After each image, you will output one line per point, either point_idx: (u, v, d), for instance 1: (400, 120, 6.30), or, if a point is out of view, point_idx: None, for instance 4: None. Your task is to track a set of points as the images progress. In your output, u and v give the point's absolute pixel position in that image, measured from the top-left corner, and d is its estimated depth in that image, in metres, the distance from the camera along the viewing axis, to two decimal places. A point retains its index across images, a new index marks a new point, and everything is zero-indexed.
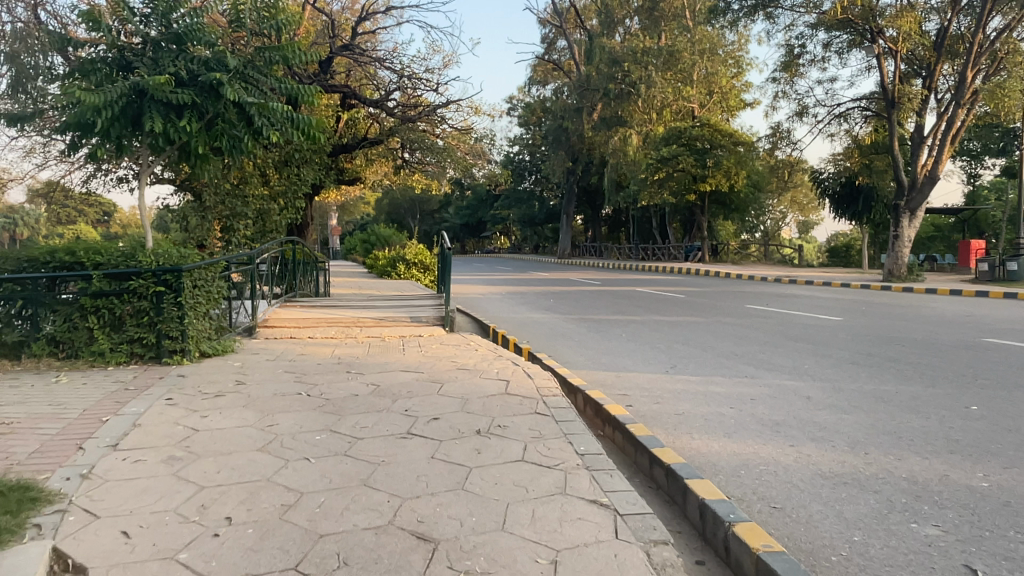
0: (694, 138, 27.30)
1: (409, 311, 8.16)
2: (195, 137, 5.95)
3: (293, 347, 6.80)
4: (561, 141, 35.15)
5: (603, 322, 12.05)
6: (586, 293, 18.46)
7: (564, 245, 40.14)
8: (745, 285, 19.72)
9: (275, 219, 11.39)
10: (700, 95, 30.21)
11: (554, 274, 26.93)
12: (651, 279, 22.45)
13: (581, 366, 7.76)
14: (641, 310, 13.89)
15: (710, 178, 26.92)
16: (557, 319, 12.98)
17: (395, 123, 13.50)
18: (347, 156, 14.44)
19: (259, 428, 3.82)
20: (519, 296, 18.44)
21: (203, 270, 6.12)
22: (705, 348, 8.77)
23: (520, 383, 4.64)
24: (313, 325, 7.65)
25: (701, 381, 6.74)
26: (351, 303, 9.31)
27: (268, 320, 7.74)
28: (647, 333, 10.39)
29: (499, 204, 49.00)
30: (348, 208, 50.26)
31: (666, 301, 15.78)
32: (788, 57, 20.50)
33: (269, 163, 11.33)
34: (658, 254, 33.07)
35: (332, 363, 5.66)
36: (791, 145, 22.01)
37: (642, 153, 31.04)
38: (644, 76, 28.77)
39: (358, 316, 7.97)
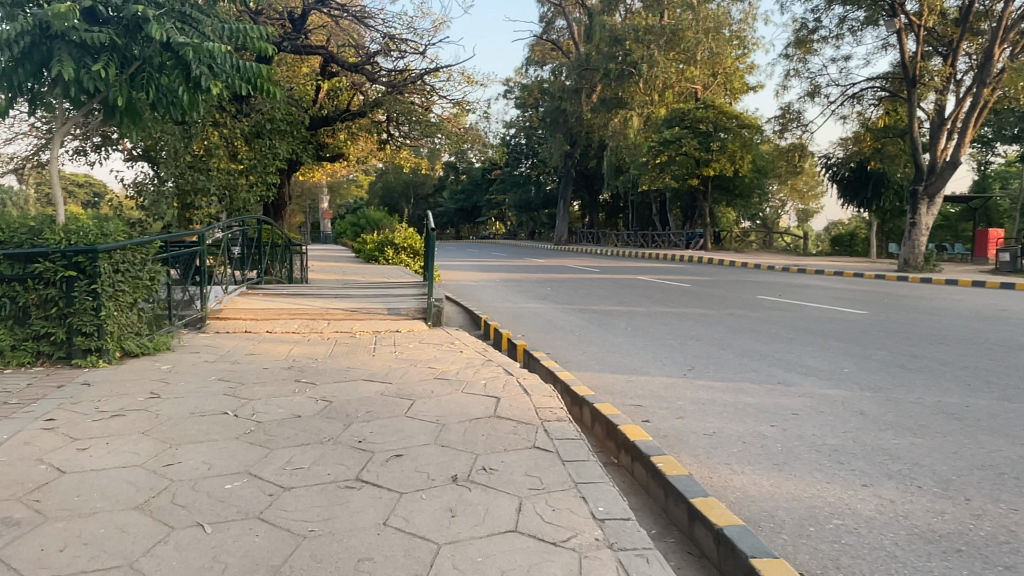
0: (698, 120, 26.20)
1: (388, 302, 7.08)
2: (114, 88, 4.81)
3: (245, 344, 5.73)
4: (559, 123, 33.94)
5: (605, 314, 11.02)
6: (584, 281, 17.43)
7: (561, 230, 39.09)
8: (752, 274, 18.71)
9: (243, 194, 10.34)
10: (703, 76, 29.05)
11: (551, 261, 25.93)
12: (652, 267, 21.44)
13: (585, 367, 6.73)
14: (646, 300, 12.88)
15: (714, 162, 25.88)
16: (555, 310, 11.93)
17: (380, 94, 12.32)
18: (328, 130, 13.33)
19: (149, 469, 2.75)
20: (514, 283, 17.38)
21: (129, 252, 4.96)
22: (724, 346, 7.74)
23: (513, 400, 3.58)
24: (274, 317, 6.57)
25: (729, 388, 5.71)
26: (324, 291, 8.25)
27: (222, 311, 6.65)
28: (656, 327, 9.37)
29: (494, 189, 47.86)
30: (339, 191, 49.12)
31: (670, 290, 14.76)
32: (801, 32, 19.40)
33: (236, 133, 10.23)
34: (658, 241, 32.07)
35: (282, 367, 4.60)
36: (802, 127, 20.94)
37: (642, 136, 29.94)
38: (646, 56, 27.66)
39: (329, 306, 6.89)
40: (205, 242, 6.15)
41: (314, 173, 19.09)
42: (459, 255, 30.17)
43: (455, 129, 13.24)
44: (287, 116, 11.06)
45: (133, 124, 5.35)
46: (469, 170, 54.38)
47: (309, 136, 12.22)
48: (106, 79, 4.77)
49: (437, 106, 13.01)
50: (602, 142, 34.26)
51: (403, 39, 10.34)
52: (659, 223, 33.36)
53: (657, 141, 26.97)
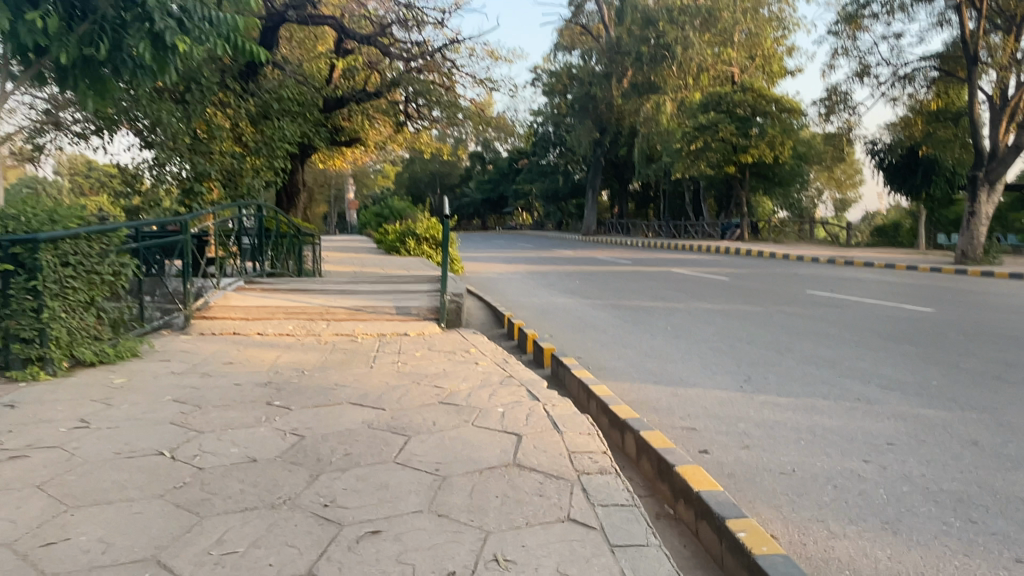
0: (736, 104, 25.03)
1: (397, 298, 6.25)
2: (58, 44, 3.99)
3: (228, 350, 4.92)
4: (588, 110, 32.87)
5: (641, 311, 10.09)
6: (615, 274, 16.48)
7: (590, 221, 38.06)
8: (795, 266, 17.59)
9: (248, 178, 9.58)
10: (741, 59, 27.79)
11: (580, 252, 24.98)
12: (687, 259, 20.39)
13: (624, 375, 5.84)
14: (684, 295, 11.92)
15: (752, 149, 24.69)
16: (586, 306, 11.04)
17: (396, 72, 11.48)
18: (344, 113, 12.54)
19: (19, 555, 1.92)
20: (541, 276, 16.51)
21: (83, 242, 4.15)
22: (781, 351, 6.79)
23: (540, 440, 2.68)
24: (268, 316, 5.78)
25: (799, 409, 4.76)
26: (330, 284, 7.44)
27: (211, 310, 5.86)
28: (698, 327, 8.43)
29: (521, 179, 46.91)
30: (365, 181, 48.64)
31: (709, 284, 13.77)
32: (851, 7, 18.14)
33: (241, 113, 9.50)
34: (691, 231, 30.94)
35: (256, 381, 3.76)
36: (849, 110, 19.72)
37: (676, 122, 28.82)
38: (680, 37, 26.61)
39: (331, 304, 6.09)
40: (188, 227, 5.40)
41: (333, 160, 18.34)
42: (485, 246, 29.40)
43: (478, 111, 12.37)
44: (299, 95, 10.31)
45: (98, 96, 4.57)
46: (496, 159, 53.50)
47: (323, 120, 11.46)
48: (47, 33, 3.99)
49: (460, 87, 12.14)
50: (634, 129, 33.14)
51: (423, 10, 9.55)
52: (692, 213, 32.19)
53: (691, 127, 25.89)
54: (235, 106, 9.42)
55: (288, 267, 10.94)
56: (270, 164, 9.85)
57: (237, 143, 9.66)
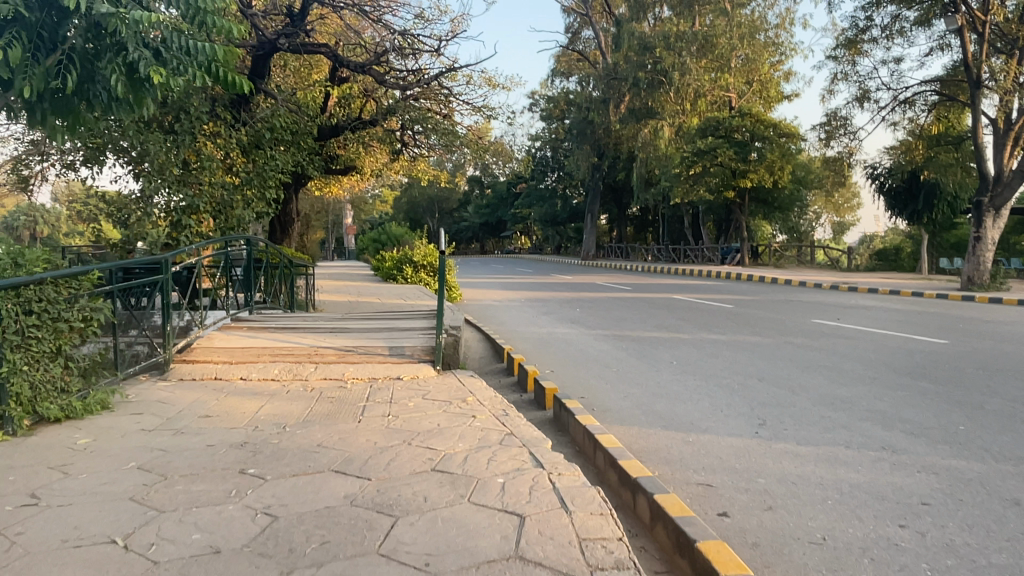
0: (734, 129, 24.90)
1: (390, 336, 5.95)
2: (23, 76, 3.72)
3: (208, 399, 4.60)
4: (586, 135, 32.79)
5: (644, 343, 9.78)
6: (616, 301, 16.19)
7: (588, 245, 37.85)
8: (798, 293, 17.30)
9: (238, 210, 9.31)
10: (738, 84, 27.76)
11: (579, 278, 24.69)
12: (688, 285, 20.12)
13: (630, 418, 5.53)
14: (687, 324, 11.62)
15: (752, 174, 24.53)
16: (587, 337, 10.72)
17: (392, 100, 11.28)
18: (338, 141, 12.32)
19: None
20: (540, 304, 16.21)
21: (48, 287, 3.83)
22: (794, 390, 6.48)
23: (548, 525, 2.36)
24: (253, 359, 5.46)
25: (819, 461, 4.44)
26: (321, 319, 7.12)
27: (193, 353, 5.54)
28: (705, 361, 8.12)
29: (519, 203, 46.78)
30: (362, 207, 48.49)
31: (712, 312, 13.48)
32: (851, 32, 18.04)
33: (232, 143, 9.25)
34: (691, 256, 30.69)
35: (233, 442, 3.44)
36: (849, 135, 19.59)
37: (674, 146, 28.71)
38: (677, 63, 26.60)
39: (320, 344, 5.78)
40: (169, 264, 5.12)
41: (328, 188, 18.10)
42: (483, 272, 29.12)
43: (476, 138, 12.17)
44: (291, 124, 10.08)
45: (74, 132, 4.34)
46: (494, 184, 53.43)
47: (317, 148, 11.27)
48: (10, 65, 3.72)
49: (458, 114, 11.95)
50: (632, 154, 33.02)
51: (418, 37, 9.34)
52: (691, 237, 31.97)
53: (690, 152, 25.75)
54: (225, 136, 9.19)
55: (280, 300, 10.65)
56: (262, 195, 9.61)
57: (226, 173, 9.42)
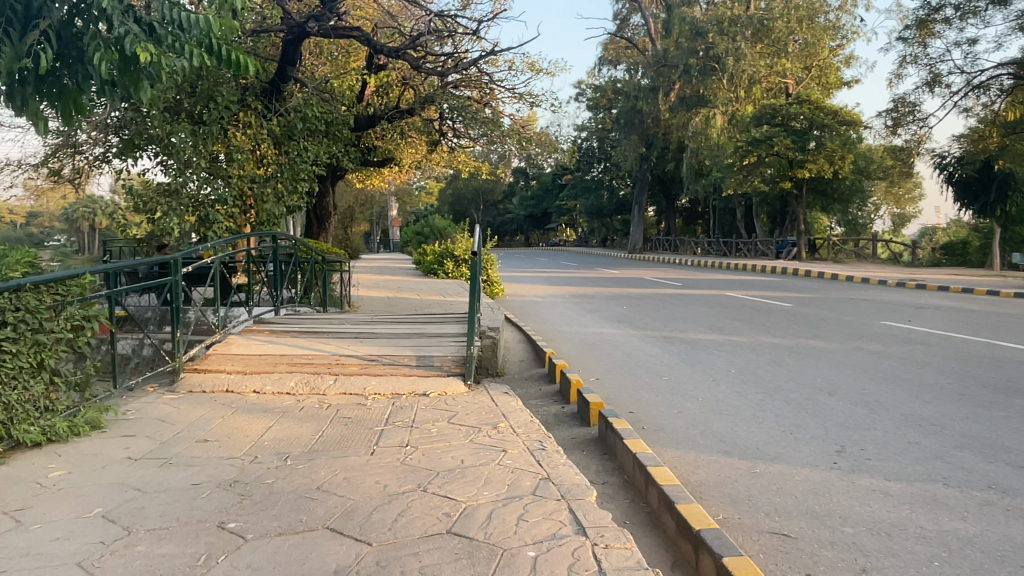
0: (791, 117, 23.77)
1: (419, 344, 5.42)
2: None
3: (214, 416, 4.14)
4: (634, 124, 31.88)
5: (697, 347, 9.09)
6: (666, 298, 15.45)
7: (636, 238, 36.93)
8: (862, 291, 16.25)
9: (268, 205, 8.97)
10: (795, 69, 26.61)
11: (626, 272, 23.94)
12: (742, 280, 19.20)
13: (687, 440, 4.90)
14: (744, 326, 10.86)
15: (810, 164, 23.40)
16: (635, 339, 10.06)
17: (431, 88, 10.76)
18: (376, 132, 11.92)
19: None
20: (586, 300, 15.58)
21: (24, 295, 3.39)
22: (873, 410, 5.74)
23: None
24: (269, 368, 4.99)
25: (916, 504, 3.75)
26: (348, 321, 6.65)
27: (205, 362, 5.10)
28: (766, 371, 7.41)
29: (565, 195, 46.01)
30: (407, 200, 48.47)
31: (770, 312, 12.65)
32: (922, 11, 16.84)
33: (263, 134, 8.89)
34: (743, 250, 29.63)
35: (224, 479, 2.94)
36: (918, 122, 18.39)
37: (726, 135, 27.70)
38: (731, 49, 25.79)
39: (343, 352, 5.29)
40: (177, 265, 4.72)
41: (370, 180, 17.78)
42: (527, 266, 28.57)
43: (519, 129, 11.58)
44: (324, 113, 9.68)
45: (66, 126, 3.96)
46: (539, 176, 52.77)
47: (354, 139, 10.90)
48: None
49: (501, 102, 11.37)
50: (682, 144, 32.06)
51: (455, 19, 8.76)
52: (744, 230, 30.87)
53: (744, 141, 24.75)
54: (256, 126, 8.84)
55: (313, 300, 10.34)
56: (294, 188, 9.22)
57: (257, 165, 9.09)
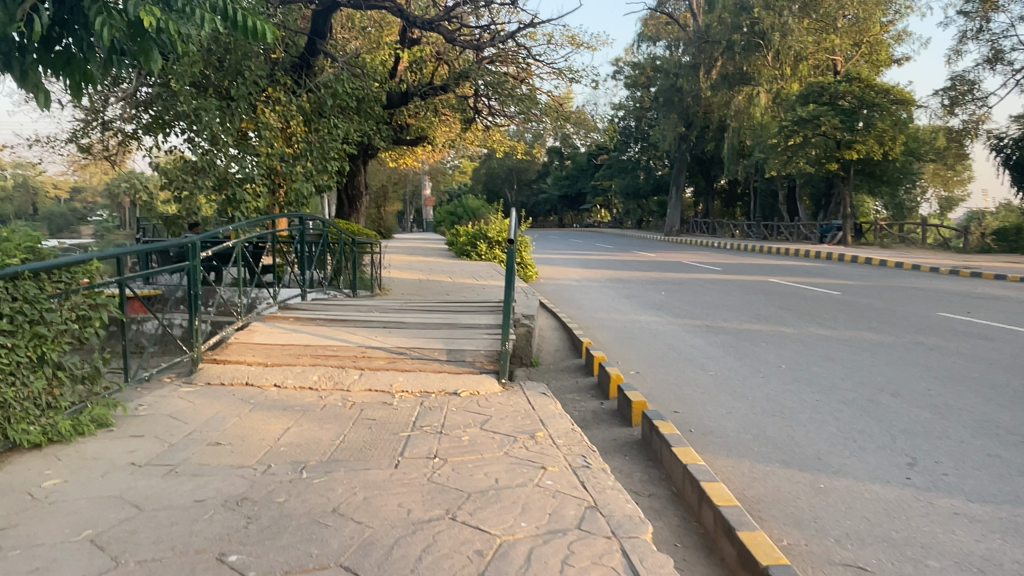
0: (840, 96, 22.83)
1: (450, 336, 5.09)
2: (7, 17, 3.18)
3: (231, 413, 3.86)
4: (673, 102, 31.02)
5: (743, 339, 8.62)
6: (706, 284, 14.92)
7: (672, 220, 36.16)
8: (914, 278, 15.50)
9: (297, 184, 8.68)
10: (845, 46, 25.56)
11: (663, 255, 23.35)
12: (785, 266, 18.51)
13: (739, 448, 4.49)
14: (791, 316, 10.35)
15: (858, 145, 22.48)
16: (676, 328, 9.62)
17: (466, 63, 10.34)
18: (409, 110, 11.58)
19: None
20: (622, 285, 15.13)
21: (22, 284, 3.11)
22: (942, 415, 5.26)
23: None
24: (291, 360, 4.69)
25: (1007, 533, 3.32)
26: (377, 307, 6.34)
27: (225, 352, 4.82)
28: (820, 368, 6.94)
29: (601, 175, 45.28)
30: (441, 179, 48.16)
31: (818, 300, 12.08)
32: None
33: (293, 111, 8.60)
34: (785, 233, 28.74)
35: (231, 495, 2.63)
36: (977, 100, 17.43)
37: (770, 114, 26.79)
38: (778, 24, 24.89)
39: (370, 343, 4.98)
40: (195, 248, 4.54)
41: (403, 159, 17.47)
42: (561, 247, 28.10)
43: (557, 106, 11.13)
44: (354, 89, 9.36)
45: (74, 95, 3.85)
46: (574, 155, 52.03)
47: (385, 117, 10.62)
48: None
49: (538, 79, 10.91)
50: (723, 123, 31.16)
51: None
52: (786, 213, 29.94)
53: (789, 121, 23.88)
54: (284, 103, 8.55)
55: (341, 286, 10.03)
56: (323, 167, 8.91)
57: (285, 144, 8.81)
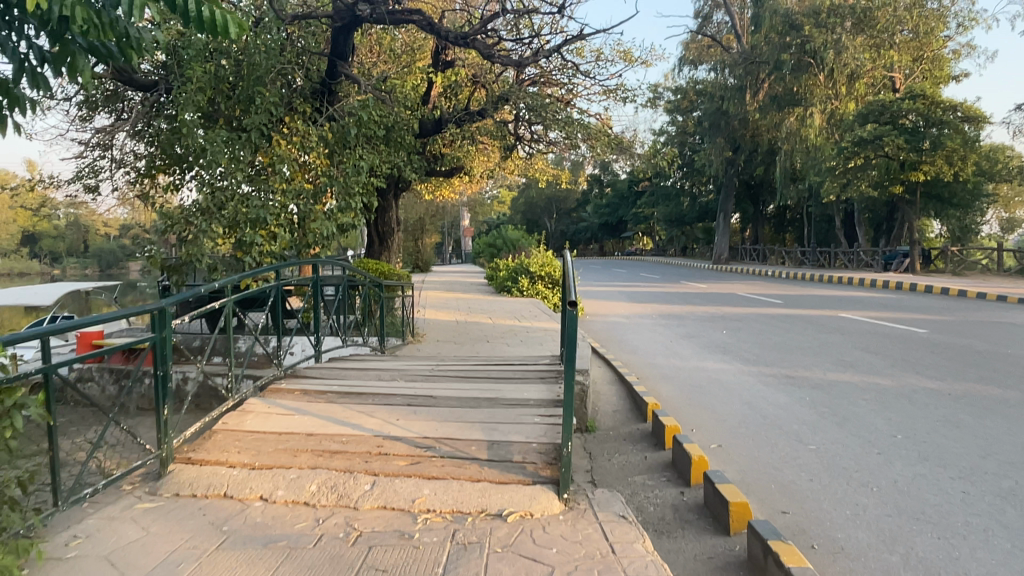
0: (902, 114, 21.36)
1: (489, 420, 3.95)
2: None
3: (192, 551, 2.80)
4: (719, 127, 29.78)
5: (836, 397, 7.29)
6: (770, 320, 13.56)
7: (721, 248, 34.63)
8: (1005, 311, 13.87)
9: (317, 225, 7.68)
10: (903, 62, 24.19)
11: (715, 286, 21.97)
12: (853, 298, 17.00)
13: None
14: (881, 363, 8.98)
15: (925, 166, 20.96)
16: (749, 379, 8.37)
17: (505, 85, 9.38)
18: (442, 138, 10.65)
19: None
20: (676, 322, 13.88)
21: None
22: None
23: None
24: (288, 457, 3.60)
25: None
26: (401, 372, 5.25)
27: (204, 447, 3.75)
28: (947, 440, 5.62)
29: (643, 202, 44.05)
30: (479, 209, 47.64)
31: (905, 341, 10.63)
32: None
33: (313, 140, 7.77)
34: (844, 259, 27.16)
35: None
36: None
37: (825, 136, 25.38)
38: (831, 41, 23.66)
39: (388, 431, 3.87)
40: (165, 315, 3.59)
41: (440, 191, 16.62)
42: (607, 278, 26.91)
43: (604, 130, 10.11)
44: (382, 117, 8.52)
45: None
46: (614, 183, 50.96)
47: (417, 146, 9.82)
48: None
49: (582, 99, 9.87)
50: (773, 145, 29.79)
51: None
52: (844, 239, 28.36)
53: (848, 142, 22.45)
54: (304, 132, 7.73)
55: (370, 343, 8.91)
56: (346, 204, 7.98)
57: (304, 179, 7.90)
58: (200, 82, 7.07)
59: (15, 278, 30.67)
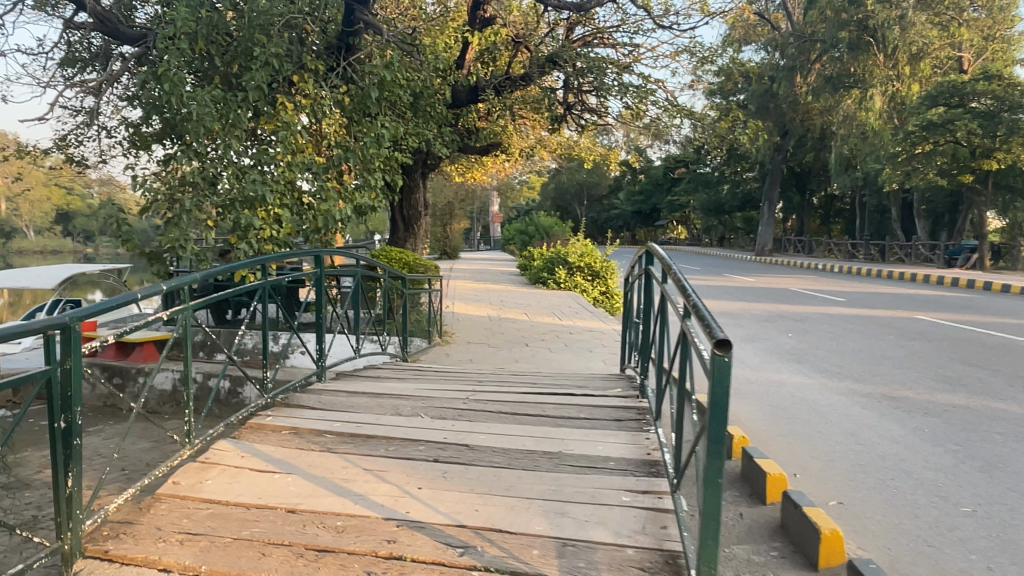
0: (975, 96, 19.46)
1: (550, 497, 2.67)
2: None
3: None
4: (767, 110, 27.95)
5: (960, 429, 5.87)
6: (839, 321, 12.08)
7: (764, 238, 32.90)
8: None
9: (329, 208, 6.39)
10: (973, 42, 22.34)
11: (764, 279, 20.41)
12: (925, 297, 15.35)
13: None
14: (996, 382, 7.52)
15: (999, 154, 19.13)
16: (838, 398, 7.01)
17: (556, 45, 8.16)
18: (476, 109, 9.38)
19: None
20: (730, 321, 12.48)
21: None
22: None
23: None
24: (247, 556, 2.34)
25: None
26: (424, 400, 3.98)
27: (129, 535, 2.50)
28: None
29: (680, 190, 42.29)
30: (510, 194, 46.37)
31: (1011, 351, 9.11)
32: None
33: (327, 105, 6.47)
34: (900, 253, 25.41)
35: None
36: None
37: (885, 120, 23.52)
38: (894, 17, 21.58)
39: (401, 512, 2.59)
40: (69, 335, 2.34)
41: (472, 172, 15.32)
42: None
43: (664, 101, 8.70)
44: (409, 79, 7.30)
45: None
46: (649, 169, 49.20)
47: (449, 117, 8.59)
48: None
49: (641, 65, 8.49)
50: (825, 130, 27.92)
51: None
52: (900, 231, 26.52)
53: (914, 126, 20.62)
54: (315, 95, 6.41)
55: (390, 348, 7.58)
56: (365, 181, 6.76)
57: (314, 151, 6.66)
58: (186, 27, 5.81)
59: (45, 258, 30.44)
